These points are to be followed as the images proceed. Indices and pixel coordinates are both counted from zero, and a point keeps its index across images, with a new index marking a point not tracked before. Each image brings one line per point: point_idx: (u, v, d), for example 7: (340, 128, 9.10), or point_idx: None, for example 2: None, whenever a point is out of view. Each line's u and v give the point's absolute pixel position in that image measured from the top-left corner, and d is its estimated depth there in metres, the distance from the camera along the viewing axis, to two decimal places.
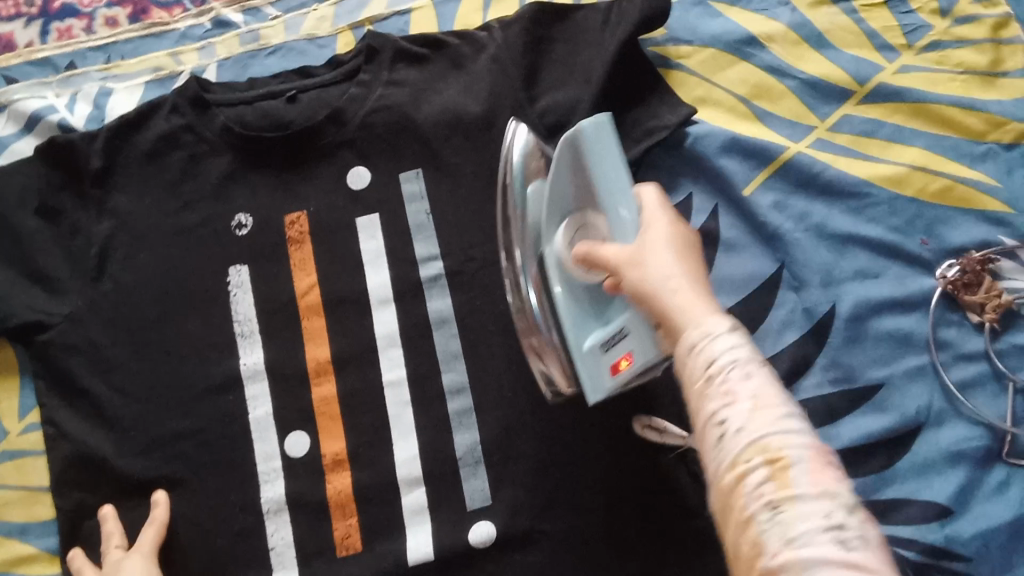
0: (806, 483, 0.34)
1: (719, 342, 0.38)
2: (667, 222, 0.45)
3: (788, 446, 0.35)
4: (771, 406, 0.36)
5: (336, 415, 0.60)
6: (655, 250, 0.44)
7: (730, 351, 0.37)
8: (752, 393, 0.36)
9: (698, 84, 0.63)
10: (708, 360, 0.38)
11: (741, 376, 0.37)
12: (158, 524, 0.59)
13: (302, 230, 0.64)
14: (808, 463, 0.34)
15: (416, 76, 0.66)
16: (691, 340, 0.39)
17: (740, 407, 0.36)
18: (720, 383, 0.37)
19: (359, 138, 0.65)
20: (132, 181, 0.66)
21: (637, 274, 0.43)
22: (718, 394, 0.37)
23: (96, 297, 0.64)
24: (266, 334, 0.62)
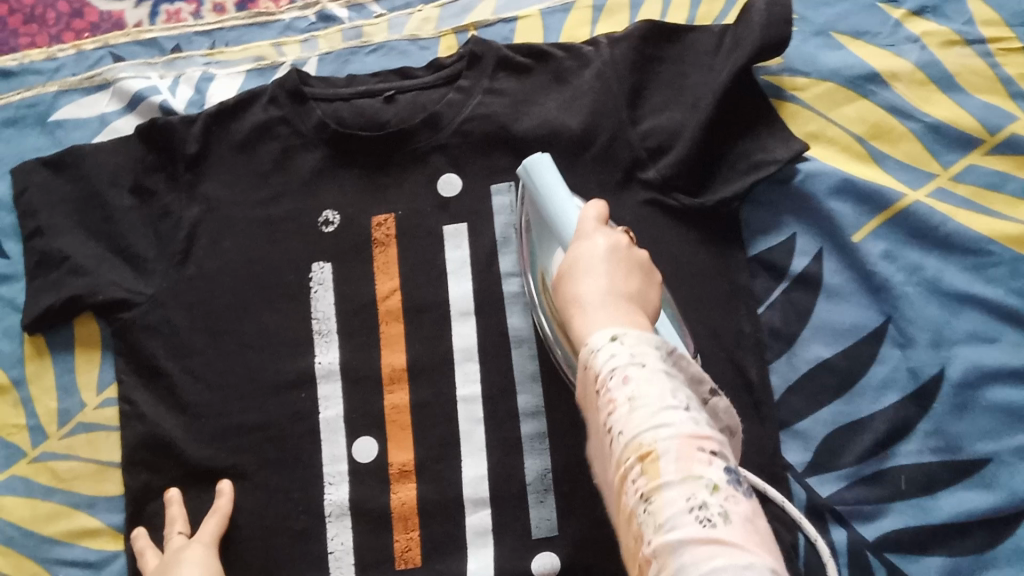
0: (673, 471, 0.34)
1: (604, 352, 0.38)
2: (603, 239, 0.46)
3: (659, 437, 0.35)
4: (646, 404, 0.36)
5: (406, 425, 0.59)
6: (588, 261, 0.45)
7: (612, 359, 0.38)
8: (629, 395, 0.36)
9: (812, 119, 0.60)
10: (593, 372, 0.38)
11: (619, 381, 0.37)
12: (221, 513, 0.59)
13: (388, 232, 0.63)
14: (677, 452, 0.34)
15: (517, 86, 0.64)
16: (585, 353, 0.39)
17: (619, 410, 0.36)
18: (600, 390, 0.38)
19: (454, 145, 0.64)
20: (225, 168, 0.66)
21: (568, 292, 0.44)
22: (603, 402, 0.37)
23: (179, 280, 0.64)
24: (344, 335, 0.62)
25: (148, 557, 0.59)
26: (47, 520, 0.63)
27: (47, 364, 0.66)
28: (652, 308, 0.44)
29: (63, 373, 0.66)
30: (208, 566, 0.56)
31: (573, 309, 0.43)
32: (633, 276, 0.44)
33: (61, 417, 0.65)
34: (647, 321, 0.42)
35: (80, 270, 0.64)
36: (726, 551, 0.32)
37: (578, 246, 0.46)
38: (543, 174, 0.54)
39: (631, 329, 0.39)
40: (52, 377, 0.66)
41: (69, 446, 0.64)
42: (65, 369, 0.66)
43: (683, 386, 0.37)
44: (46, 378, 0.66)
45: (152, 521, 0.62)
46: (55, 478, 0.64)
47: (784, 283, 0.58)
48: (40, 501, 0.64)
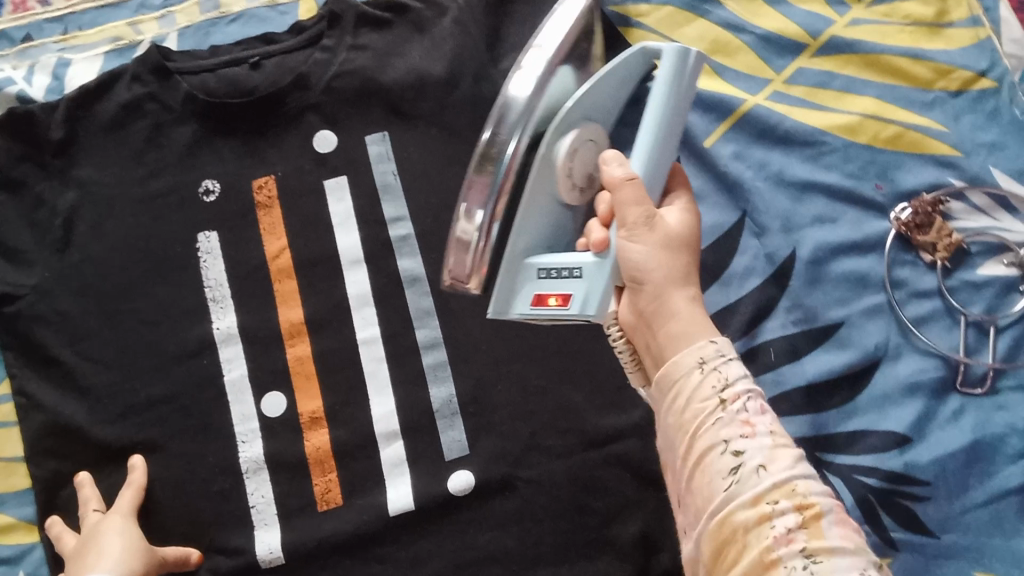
0: (838, 537, 0.38)
1: (739, 376, 0.42)
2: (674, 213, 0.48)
3: (815, 494, 0.39)
4: (787, 453, 0.40)
5: (312, 374, 0.61)
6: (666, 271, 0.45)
7: (747, 385, 0.42)
8: (772, 436, 0.41)
9: (658, 41, 0.65)
10: (725, 389, 0.41)
11: (761, 415, 0.41)
12: (136, 487, 0.59)
13: (270, 194, 0.64)
14: (836, 517, 0.39)
15: (380, 40, 0.66)
16: (704, 363, 0.42)
17: (766, 446, 0.40)
18: (739, 414, 0.41)
19: (325, 102, 0.65)
20: (96, 150, 0.66)
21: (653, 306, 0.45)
22: (741, 426, 0.40)
23: (64, 267, 0.64)
24: (238, 299, 0.63)
25: (65, 538, 0.58)
26: None
27: None
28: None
29: None
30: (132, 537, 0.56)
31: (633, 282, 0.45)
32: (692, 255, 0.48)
33: None
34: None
35: None
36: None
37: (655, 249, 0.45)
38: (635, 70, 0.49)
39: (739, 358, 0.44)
40: None
41: None
42: None
43: None
44: None
45: (65, 510, 0.60)
46: None
47: None
48: None
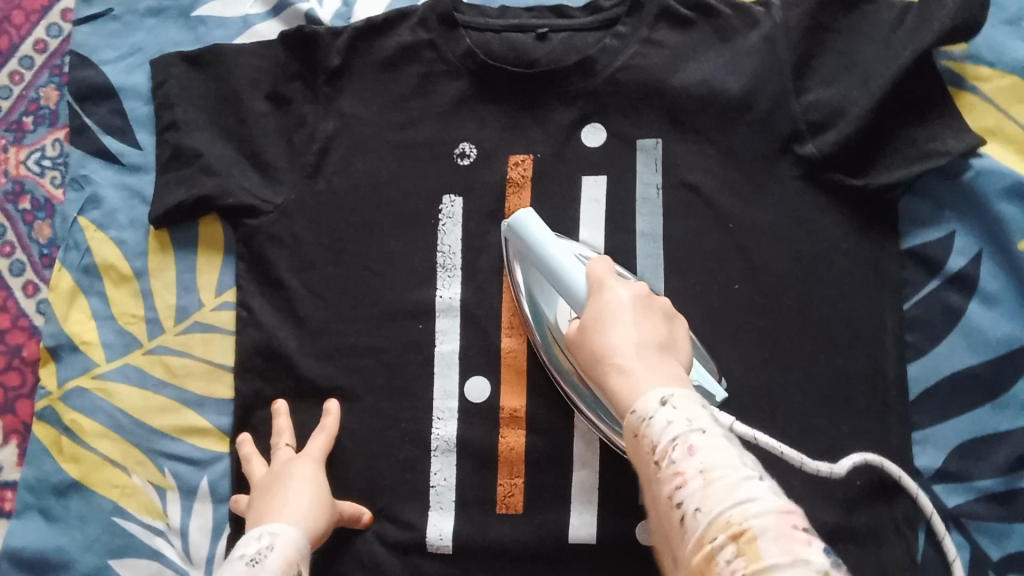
0: (775, 551, 0.31)
1: (659, 418, 0.37)
2: (624, 290, 0.46)
3: (751, 513, 0.32)
4: (723, 476, 0.34)
5: (522, 370, 0.58)
6: (614, 354, 0.42)
7: (670, 427, 0.36)
8: (700, 465, 0.35)
9: (991, 114, 0.59)
10: (648, 440, 0.37)
11: (682, 450, 0.35)
12: (327, 432, 0.59)
13: (525, 173, 0.62)
14: (774, 531, 0.32)
15: (678, 40, 0.62)
16: (633, 417, 0.39)
17: (692, 485, 0.34)
18: (661, 461, 0.36)
19: (604, 92, 0.62)
20: (364, 86, 0.65)
21: (596, 349, 0.43)
22: (669, 477, 0.35)
23: (308, 193, 0.63)
24: (467, 272, 0.61)
25: (254, 464, 0.58)
26: (156, 414, 0.61)
27: (169, 260, 0.64)
28: (684, 355, 0.44)
29: (183, 270, 0.64)
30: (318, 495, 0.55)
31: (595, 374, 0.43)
32: (660, 321, 0.44)
33: (178, 313, 0.63)
34: (684, 374, 0.42)
35: (212, 171, 0.64)
36: None
37: (594, 339, 0.44)
38: (528, 230, 0.53)
39: (677, 390, 0.39)
40: (172, 272, 0.64)
41: (183, 342, 0.63)
42: (186, 266, 0.64)
43: (752, 454, 0.36)
44: (165, 272, 0.64)
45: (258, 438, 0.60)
46: (168, 371, 0.62)
47: (937, 280, 0.58)
48: (149, 393, 0.61)
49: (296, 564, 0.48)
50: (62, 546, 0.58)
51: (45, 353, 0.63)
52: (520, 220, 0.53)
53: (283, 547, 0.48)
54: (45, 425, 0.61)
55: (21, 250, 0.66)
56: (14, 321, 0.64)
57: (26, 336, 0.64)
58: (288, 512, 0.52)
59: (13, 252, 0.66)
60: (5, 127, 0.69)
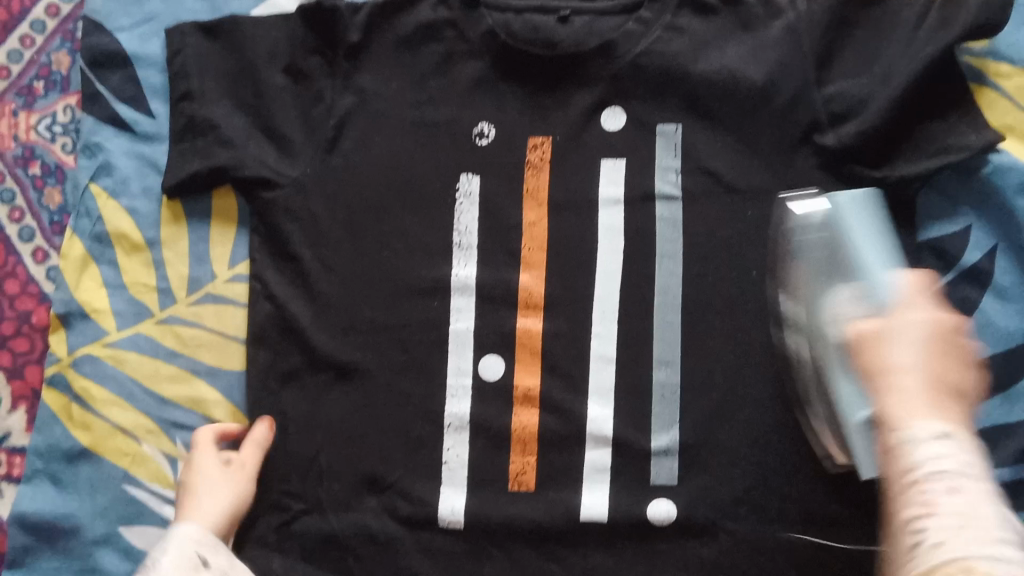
0: None
1: (928, 448, 0.41)
2: (923, 316, 0.45)
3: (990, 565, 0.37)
4: (974, 523, 0.38)
5: (537, 350, 0.59)
6: (898, 372, 0.43)
7: (939, 462, 0.40)
8: (958, 506, 0.39)
9: (1010, 110, 0.60)
10: (909, 468, 0.41)
11: (948, 489, 0.39)
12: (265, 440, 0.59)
13: (543, 156, 0.62)
14: None
15: (701, 27, 0.62)
16: (895, 438, 0.42)
17: (940, 519, 0.39)
18: (917, 491, 0.40)
19: (626, 76, 0.62)
20: (383, 62, 0.64)
21: (873, 359, 0.45)
22: (919, 504, 0.40)
23: (325, 168, 0.63)
24: (484, 252, 0.61)
25: (200, 443, 0.59)
26: (169, 384, 0.61)
27: (182, 230, 0.64)
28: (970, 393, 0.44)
29: (196, 241, 0.64)
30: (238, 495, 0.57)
31: (869, 377, 0.45)
32: (939, 337, 0.44)
33: (191, 284, 0.63)
34: (968, 419, 0.43)
35: (228, 142, 0.63)
36: None
37: (875, 351, 0.45)
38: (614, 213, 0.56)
39: (959, 430, 0.41)
40: (185, 243, 0.64)
41: (195, 313, 0.62)
42: (200, 238, 0.64)
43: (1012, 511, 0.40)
44: (178, 243, 0.64)
45: (270, 414, 0.60)
46: (180, 342, 0.62)
47: (952, 274, 0.59)
48: (161, 363, 0.61)
49: None
50: (71, 513, 0.58)
51: (55, 320, 0.62)
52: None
53: None
54: (56, 392, 0.61)
55: (31, 216, 0.65)
56: (23, 287, 0.64)
57: (36, 302, 0.64)
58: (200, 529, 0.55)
59: (23, 217, 0.65)
60: (15, 91, 0.68)
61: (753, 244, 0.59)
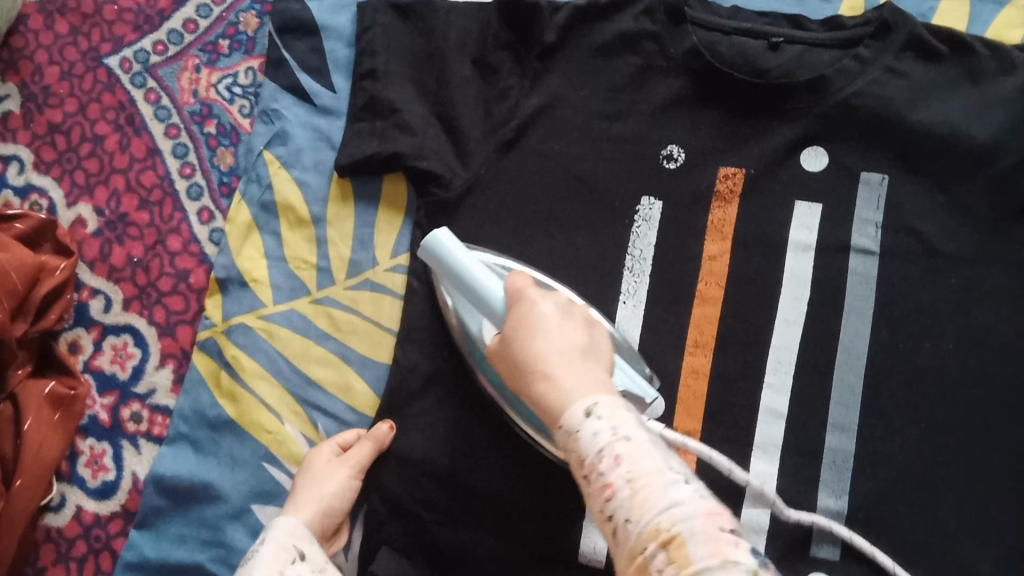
0: (704, 553, 0.34)
1: (585, 432, 0.38)
2: (547, 304, 0.47)
3: (682, 521, 0.35)
4: (649, 485, 0.36)
5: (701, 394, 0.56)
6: (545, 358, 0.43)
7: (596, 438, 0.38)
8: (629, 476, 0.37)
9: None
10: (579, 455, 0.38)
11: (610, 462, 0.37)
12: (378, 438, 0.56)
13: (733, 188, 0.58)
14: (701, 535, 0.35)
15: (923, 73, 0.57)
16: (562, 433, 0.40)
17: (621, 496, 0.36)
18: (597, 476, 0.38)
19: (833, 116, 0.58)
20: (576, 68, 0.61)
21: (521, 352, 0.44)
22: (599, 489, 0.37)
23: (501, 169, 0.60)
24: (656, 282, 0.58)
25: (322, 446, 0.57)
26: (317, 365, 0.59)
27: (349, 211, 0.62)
28: (608, 359, 0.46)
29: (362, 225, 0.62)
30: (341, 495, 0.55)
31: (512, 374, 0.45)
32: (582, 329, 0.46)
33: (351, 267, 0.61)
34: (611, 382, 0.43)
35: (407, 128, 0.61)
36: None
37: (524, 347, 0.44)
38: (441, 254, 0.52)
39: (602, 399, 0.40)
40: (350, 225, 0.62)
41: (352, 298, 0.61)
42: (366, 221, 0.62)
43: (676, 458, 0.39)
44: (343, 224, 0.62)
45: (392, 415, 0.57)
46: (333, 325, 0.60)
47: None
48: (312, 343, 0.60)
49: (287, 546, 0.50)
50: (208, 480, 0.58)
51: (213, 283, 0.62)
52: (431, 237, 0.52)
53: (277, 538, 0.51)
54: (207, 356, 0.61)
55: (201, 174, 0.65)
56: (185, 244, 0.64)
57: (195, 262, 0.64)
58: (314, 514, 0.54)
59: (193, 173, 0.65)
60: (200, 46, 0.67)
61: (952, 312, 0.55)
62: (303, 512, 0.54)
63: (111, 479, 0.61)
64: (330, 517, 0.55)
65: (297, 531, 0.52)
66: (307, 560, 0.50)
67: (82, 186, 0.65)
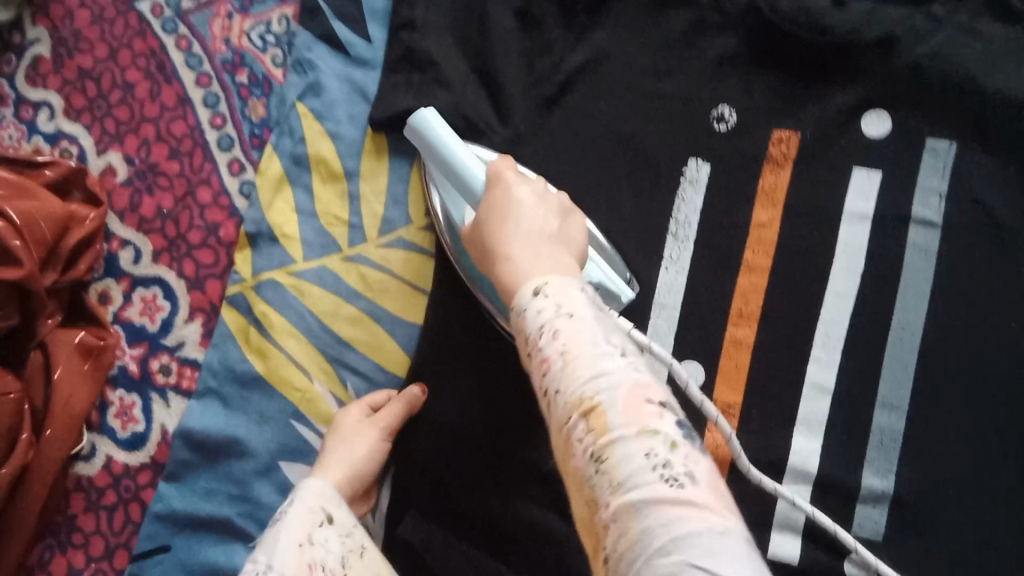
0: (623, 423, 0.30)
1: (528, 308, 0.34)
2: (525, 189, 0.43)
3: (607, 390, 0.31)
4: (581, 355, 0.32)
5: (743, 366, 0.54)
6: (513, 235, 0.40)
7: (539, 315, 0.33)
8: (563, 349, 0.32)
9: None
10: (521, 333, 0.34)
11: (547, 336, 0.33)
12: (409, 404, 0.55)
13: (787, 153, 0.55)
14: (623, 404, 0.31)
15: (1004, 33, 0.53)
16: (511, 312, 0.35)
17: (553, 369, 0.32)
18: (531, 351, 0.33)
19: (898, 78, 0.54)
20: (626, 21, 0.59)
21: (489, 238, 0.41)
22: (536, 364, 0.33)
23: (543, 128, 0.59)
24: (701, 250, 0.56)
25: (351, 407, 0.56)
26: (347, 325, 0.58)
27: (383, 167, 0.61)
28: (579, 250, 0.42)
29: (396, 182, 0.60)
30: (370, 457, 0.55)
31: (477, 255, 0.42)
32: (555, 217, 0.42)
33: (384, 225, 0.60)
34: (575, 263, 0.38)
35: (445, 83, 0.58)
36: (696, 510, 0.28)
37: (491, 229, 0.41)
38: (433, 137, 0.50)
39: (554, 278, 0.35)
40: (384, 182, 0.60)
41: (384, 257, 0.59)
42: (400, 178, 0.60)
43: (625, 335, 0.34)
44: (377, 180, 0.60)
45: (423, 379, 0.56)
46: (364, 284, 0.59)
47: None
48: (343, 302, 0.59)
49: (317, 508, 0.49)
50: (236, 436, 0.58)
51: (243, 238, 0.61)
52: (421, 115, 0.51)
53: (306, 499, 0.50)
54: (236, 312, 0.60)
55: (232, 125, 0.63)
56: (215, 197, 0.63)
57: (226, 215, 0.62)
58: (340, 474, 0.54)
59: (224, 124, 0.64)
60: None
61: (1017, 289, 0.51)
62: (333, 474, 0.53)
63: (140, 431, 0.61)
64: (359, 478, 0.55)
65: (326, 491, 0.51)
66: (335, 523, 0.49)
67: (112, 134, 0.64)
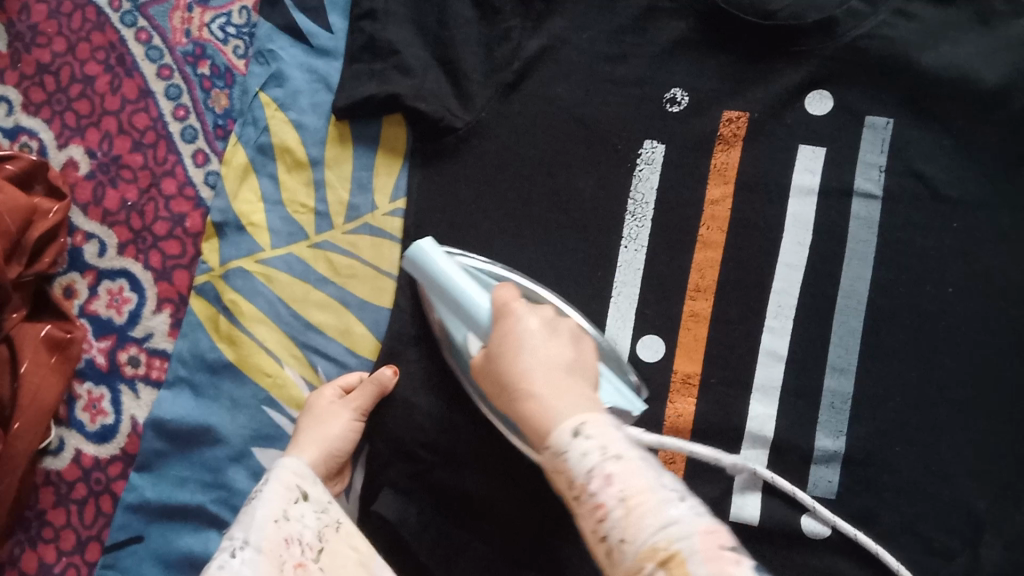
0: (704, 568, 0.34)
1: (573, 451, 0.39)
2: (531, 317, 0.48)
3: (678, 540, 0.35)
4: (642, 501, 0.37)
5: (702, 337, 0.56)
6: (529, 370, 0.44)
7: (585, 459, 0.38)
8: (621, 494, 0.37)
9: None
10: (569, 475, 0.39)
11: (600, 481, 0.38)
12: (381, 385, 0.55)
13: (737, 131, 0.58)
14: (698, 547, 0.35)
15: (935, 15, 0.57)
16: (550, 454, 0.40)
17: (614, 514, 0.37)
18: (586, 496, 0.38)
19: (839, 58, 0.57)
20: (581, 8, 0.60)
21: (507, 370, 0.45)
22: (592, 509, 0.38)
23: (503, 113, 0.60)
24: (658, 226, 0.58)
25: (325, 388, 0.57)
26: (315, 309, 0.59)
27: (348, 154, 0.62)
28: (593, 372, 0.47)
29: (361, 168, 0.61)
30: (344, 436, 0.55)
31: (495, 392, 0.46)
32: (568, 344, 0.47)
33: (350, 211, 0.61)
34: (597, 397, 0.44)
35: (408, 70, 0.59)
36: None
37: (508, 362, 0.46)
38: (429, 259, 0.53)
39: (589, 419, 0.40)
40: (348, 168, 0.61)
41: (352, 242, 0.60)
42: (364, 164, 0.61)
43: (669, 476, 0.39)
44: (342, 167, 0.61)
45: (395, 359, 0.57)
46: (332, 269, 0.60)
47: None
48: (311, 288, 0.59)
49: (293, 484, 0.51)
50: (209, 424, 0.58)
51: (211, 227, 0.61)
52: (417, 249, 0.53)
53: (282, 477, 0.51)
54: (204, 301, 0.60)
55: (195, 116, 0.64)
56: (180, 188, 0.63)
57: (191, 207, 0.63)
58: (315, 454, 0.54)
59: (187, 116, 0.64)
60: None
61: (953, 255, 0.55)
62: (307, 453, 0.54)
63: (110, 423, 0.61)
64: (333, 458, 0.55)
65: (301, 471, 0.52)
66: (312, 499, 0.51)
67: (73, 128, 0.64)
